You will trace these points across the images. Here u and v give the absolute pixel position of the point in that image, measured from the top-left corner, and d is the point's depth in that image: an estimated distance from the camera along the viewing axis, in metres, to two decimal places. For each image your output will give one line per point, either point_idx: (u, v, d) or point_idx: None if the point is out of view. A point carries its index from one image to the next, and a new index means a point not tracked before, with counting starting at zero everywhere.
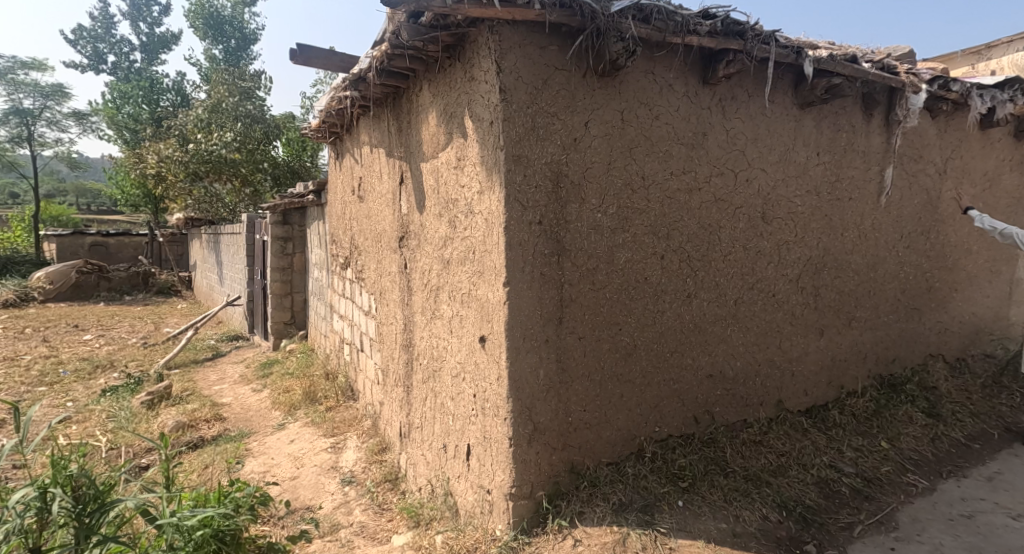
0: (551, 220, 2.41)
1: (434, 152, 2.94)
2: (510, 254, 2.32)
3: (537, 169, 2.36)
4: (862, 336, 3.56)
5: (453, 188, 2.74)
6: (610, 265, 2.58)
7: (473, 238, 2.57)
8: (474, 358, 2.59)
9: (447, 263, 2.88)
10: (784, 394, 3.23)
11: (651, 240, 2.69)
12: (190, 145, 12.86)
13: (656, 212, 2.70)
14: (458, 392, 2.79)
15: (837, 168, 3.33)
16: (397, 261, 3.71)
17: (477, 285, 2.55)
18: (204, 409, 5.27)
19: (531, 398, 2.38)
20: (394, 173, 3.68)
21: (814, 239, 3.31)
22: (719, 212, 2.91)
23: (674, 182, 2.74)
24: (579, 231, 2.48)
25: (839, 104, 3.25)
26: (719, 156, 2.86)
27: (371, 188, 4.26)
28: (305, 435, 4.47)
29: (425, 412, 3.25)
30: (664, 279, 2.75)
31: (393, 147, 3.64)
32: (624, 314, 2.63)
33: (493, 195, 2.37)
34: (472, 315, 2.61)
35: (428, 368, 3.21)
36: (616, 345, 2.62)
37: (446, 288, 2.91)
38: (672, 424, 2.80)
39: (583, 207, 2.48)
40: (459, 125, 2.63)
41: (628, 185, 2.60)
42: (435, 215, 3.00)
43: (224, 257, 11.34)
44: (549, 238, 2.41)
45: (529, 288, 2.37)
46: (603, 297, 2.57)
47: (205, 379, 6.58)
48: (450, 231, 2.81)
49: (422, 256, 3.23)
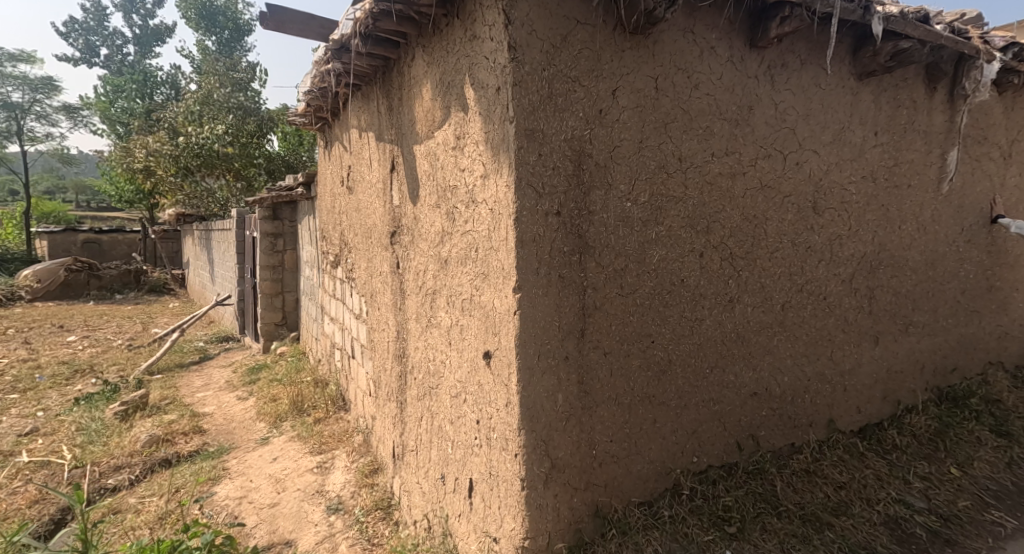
0: (571, 211, 1.97)
1: (429, 131, 2.50)
2: (523, 253, 1.88)
3: (555, 147, 1.91)
4: (919, 344, 3.12)
5: (452, 173, 2.29)
6: (641, 265, 2.14)
7: (476, 233, 2.13)
8: (478, 377, 2.16)
9: (444, 263, 2.44)
10: (836, 412, 2.80)
11: (688, 235, 2.26)
12: (180, 138, 12.43)
13: (694, 201, 2.26)
14: (458, 416, 2.36)
15: (895, 151, 2.88)
16: (389, 260, 3.26)
17: (481, 290, 2.11)
18: (182, 421, 4.83)
19: (549, 429, 1.94)
20: (384, 160, 3.24)
21: (870, 233, 2.87)
22: (766, 203, 2.47)
23: (715, 166, 2.30)
24: (605, 223, 2.04)
25: (901, 75, 2.80)
26: (767, 134, 2.42)
27: (361, 178, 3.81)
28: (290, 452, 4.04)
29: (420, 434, 2.82)
30: (703, 281, 2.32)
31: (383, 130, 3.19)
32: (657, 323, 2.20)
33: (500, 179, 1.93)
34: (475, 324, 2.18)
35: (424, 384, 2.78)
36: (648, 361, 2.18)
37: (444, 292, 2.47)
38: (712, 453, 2.37)
39: (609, 196, 2.04)
40: (457, 96, 2.19)
41: (662, 168, 2.16)
42: (431, 207, 2.55)
43: (215, 254, 10.91)
44: (570, 232, 1.97)
45: (546, 293, 1.93)
46: (633, 303, 2.13)
47: (188, 385, 6.15)
48: (448, 224, 2.37)
49: (416, 254, 2.79)
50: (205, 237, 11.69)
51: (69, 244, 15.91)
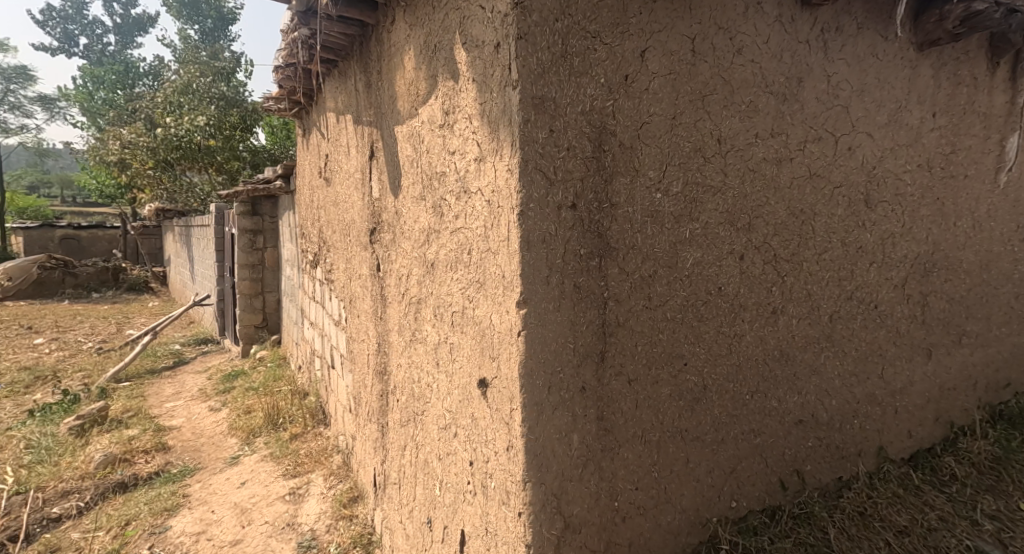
0: (590, 203, 1.56)
1: (412, 108, 2.08)
2: (531, 258, 1.47)
3: (571, 121, 1.50)
4: (972, 356, 2.73)
5: (439, 158, 1.88)
6: (673, 271, 1.75)
7: (469, 231, 1.72)
8: (472, 409, 1.76)
9: (431, 267, 2.03)
10: (886, 437, 2.42)
11: (727, 233, 1.87)
12: (158, 129, 11.86)
13: (735, 192, 1.87)
14: (447, 453, 1.96)
15: (953, 135, 2.49)
16: (368, 261, 2.84)
17: (476, 302, 1.70)
18: (145, 437, 4.38)
19: (561, 479, 1.54)
20: (363, 146, 2.81)
21: (924, 230, 2.48)
22: (815, 195, 2.08)
23: (759, 149, 1.90)
24: (629, 218, 1.65)
25: (961, 48, 2.42)
26: (819, 112, 2.02)
27: (338, 168, 3.38)
28: (260, 474, 3.60)
29: (404, 465, 2.42)
30: (743, 289, 1.93)
31: (362, 111, 2.77)
32: (690, 340, 1.81)
33: (500, 163, 1.51)
34: (467, 344, 1.77)
35: (408, 408, 2.37)
36: (680, 388, 1.79)
37: (431, 302, 2.06)
38: (752, 495, 1.98)
39: (636, 184, 1.65)
40: (446, 61, 1.77)
41: (699, 151, 1.76)
42: (415, 200, 2.13)
43: (195, 252, 10.41)
44: (588, 231, 1.57)
45: (559, 308, 1.52)
46: (663, 317, 1.74)
47: (158, 393, 5.69)
48: (435, 221, 1.96)
49: (398, 255, 2.37)
50: (185, 233, 11.17)
51: (46, 241, 15.27)
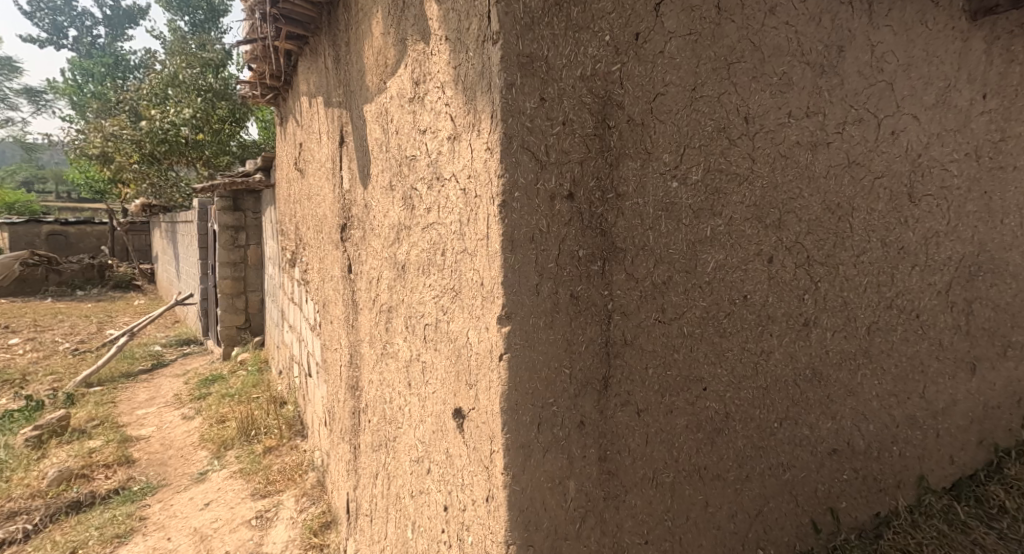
0: (591, 192, 1.25)
1: (381, 82, 1.77)
2: (517, 262, 1.16)
3: (567, 88, 1.19)
4: (1019, 371, 2.38)
5: (409, 139, 1.57)
6: (689, 277, 1.45)
7: (442, 227, 1.41)
8: (448, 444, 1.45)
9: (402, 270, 1.71)
10: (927, 465, 2.11)
11: (754, 231, 1.57)
12: (143, 121, 11.52)
13: (764, 181, 1.56)
14: (420, 491, 1.65)
15: (1005, 120, 2.16)
16: (340, 262, 2.53)
17: (450, 314, 1.39)
18: (107, 449, 4.06)
19: (553, 538, 1.23)
20: (333, 131, 2.49)
21: (970, 229, 2.16)
22: (853, 186, 1.77)
23: (793, 130, 1.59)
24: (639, 212, 1.34)
25: (1015, 19, 2.11)
26: (861, 89, 1.71)
27: (311, 158, 3.07)
28: (226, 494, 3.29)
29: (376, 496, 2.12)
30: (771, 297, 1.63)
31: (331, 92, 2.45)
32: (710, 360, 1.51)
33: (477, 141, 1.20)
34: (442, 364, 1.46)
35: (380, 431, 2.07)
36: (698, 419, 1.49)
37: (402, 310, 1.74)
38: (780, 541, 1.68)
39: (647, 170, 1.34)
40: (415, 19, 1.46)
41: (723, 131, 1.45)
42: (384, 190, 1.82)
43: (180, 250, 10.08)
44: (588, 228, 1.26)
45: (551, 324, 1.21)
46: (678, 333, 1.44)
47: (130, 400, 5.37)
48: (405, 215, 1.65)
49: (368, 256, 2.06)
50: (171, 230, 10.82)
51: (32, 237, 14.87)
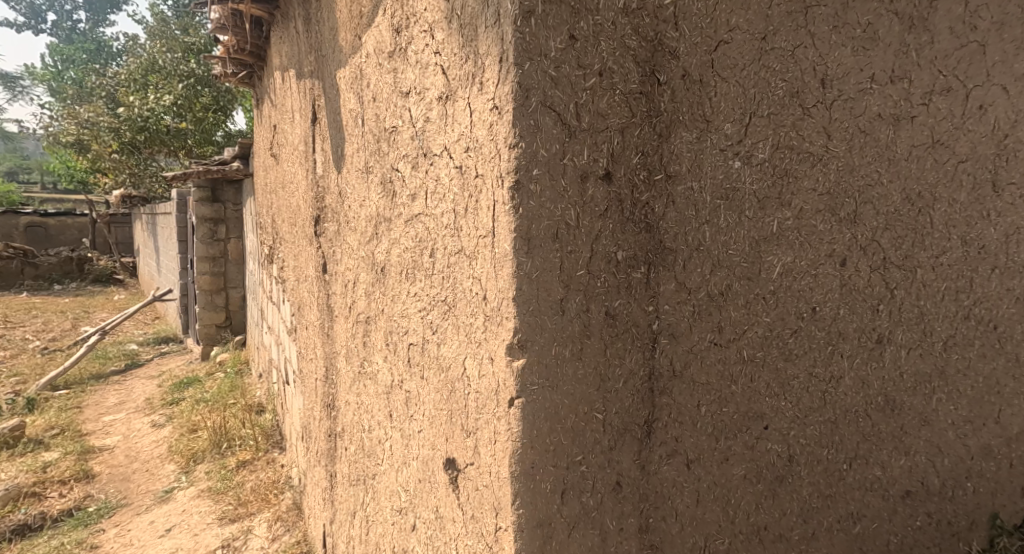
0: (632, 170, 0.94)
1: (355, 39, 1.42)
2: (535, 271, 0.83)
3: (605, 24, 0.86)
4: None
5: (388, 107, 1.22)
6: (751, 286, 1.12)
7: (430, 220, 1.07)
8: (438, 501, 1.12)
9: (381, 273, 1.37)
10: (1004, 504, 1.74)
11: (826, 226, 1.24)
12: (122, 108, 11.03)
13: (840, 163, 1.23)
14: (403, 549, 1.33)
15: None
16: (314, 260, 2.18)
17: (441, 335, 1.06)
18: (64, 463, 3.70)
19: None
20: (305, 108, 2.14)
21: None
22: (937, 171, 1.41)
23: (876, 99, 1.25)
24: (692, 200, 1.03)
25: None
26: (951, 49, 1.37)
27: (285, 141, 2.70)
28: (191, 518, 2.96)
29: (353, 539, 1.79)
30: (843, 310, 1.30)
31: (303, 61, 2.09)
32: (772, 392, 1.18)
33: (478, 99, 0.86)
34: (430, 398, 1.13)
35: (358, 463, 1.73)
36: (757, 466, 1.17)
37: (382, 323, 1.40)
38: None
39: (704, 144, 1.02)
40: None
41: (797, 96, 1.12)
42: (360, 174, 1.47)
43: (160, 243, 9.65)
44: (629, 222, 0.95)
45: (580, 355, 0.89)
46: (736, 359, 1.11)
47: (97, 404, 5.01)
48: (384, 204, 1.30)
49: (343, 254, 1.72)
50: (151, 222, 10.38)
51: (9, 228, 14.27)
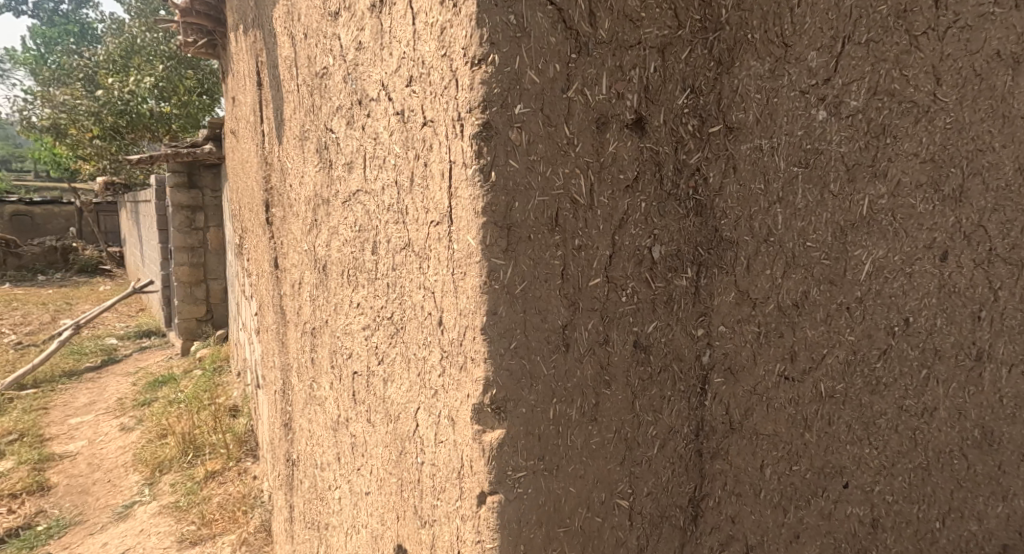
0: (674, 120, 0.62)
1: None
2: (518, 282, 0.50)
3: None
4: None
5: (318, 41, 0.87)
6: (833, 293, 0.79)
7: (370, 199, 0.73)
8: None
9: (323, 274, 1.03)
10: None
11: (920, 208, 0.80)
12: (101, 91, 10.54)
13: (944, 118, 0.79)
14: None
15: None
16: (267, 253, 1.84)
17: (387, 369, 0.73)
18: (18, 474, 3.39)
19: None
20: (253, 69, 1.77)
21: None
22: None
23: (997, 30, 0.79)
24: (759, 164, 0.76)
25: None
26: None
27: (241, 113, 2.34)
28: (148, 540, 2.65)
29: None
30: (941, 321, 0.83)
31: (248, 12, 1.73)
32: (853, 440, 0.83)
33: None
34: (377, 453, 0.80)
35: (313, 503, 1.41)
36: (835, 542, 0.85)
37: (327, 338, 1.06)
38: None
39: (776, 87, 0.75)
40: None
41: (903, 13, 0.75)
42: (298, 142, 1.12)
43: (143, 232, 9.27)
44: (669, 201, 0.62)
45: (595, 415, 0.58)
46: (810, 398, 0.80)
47: (65, 406, 4.69)
48: (321, 180, 0.96)
49: (290, 247, 1.38)
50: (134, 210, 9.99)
51: None
